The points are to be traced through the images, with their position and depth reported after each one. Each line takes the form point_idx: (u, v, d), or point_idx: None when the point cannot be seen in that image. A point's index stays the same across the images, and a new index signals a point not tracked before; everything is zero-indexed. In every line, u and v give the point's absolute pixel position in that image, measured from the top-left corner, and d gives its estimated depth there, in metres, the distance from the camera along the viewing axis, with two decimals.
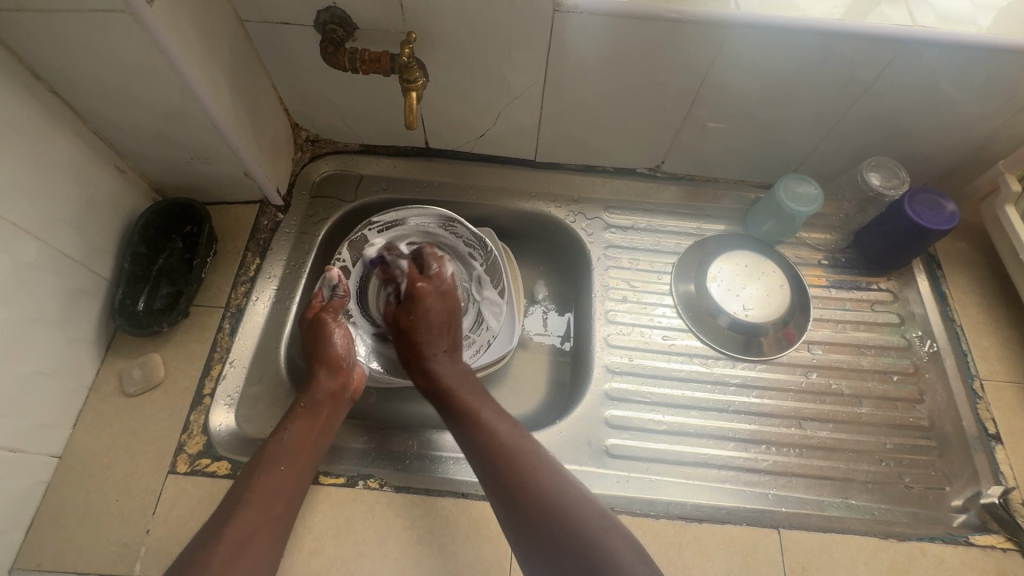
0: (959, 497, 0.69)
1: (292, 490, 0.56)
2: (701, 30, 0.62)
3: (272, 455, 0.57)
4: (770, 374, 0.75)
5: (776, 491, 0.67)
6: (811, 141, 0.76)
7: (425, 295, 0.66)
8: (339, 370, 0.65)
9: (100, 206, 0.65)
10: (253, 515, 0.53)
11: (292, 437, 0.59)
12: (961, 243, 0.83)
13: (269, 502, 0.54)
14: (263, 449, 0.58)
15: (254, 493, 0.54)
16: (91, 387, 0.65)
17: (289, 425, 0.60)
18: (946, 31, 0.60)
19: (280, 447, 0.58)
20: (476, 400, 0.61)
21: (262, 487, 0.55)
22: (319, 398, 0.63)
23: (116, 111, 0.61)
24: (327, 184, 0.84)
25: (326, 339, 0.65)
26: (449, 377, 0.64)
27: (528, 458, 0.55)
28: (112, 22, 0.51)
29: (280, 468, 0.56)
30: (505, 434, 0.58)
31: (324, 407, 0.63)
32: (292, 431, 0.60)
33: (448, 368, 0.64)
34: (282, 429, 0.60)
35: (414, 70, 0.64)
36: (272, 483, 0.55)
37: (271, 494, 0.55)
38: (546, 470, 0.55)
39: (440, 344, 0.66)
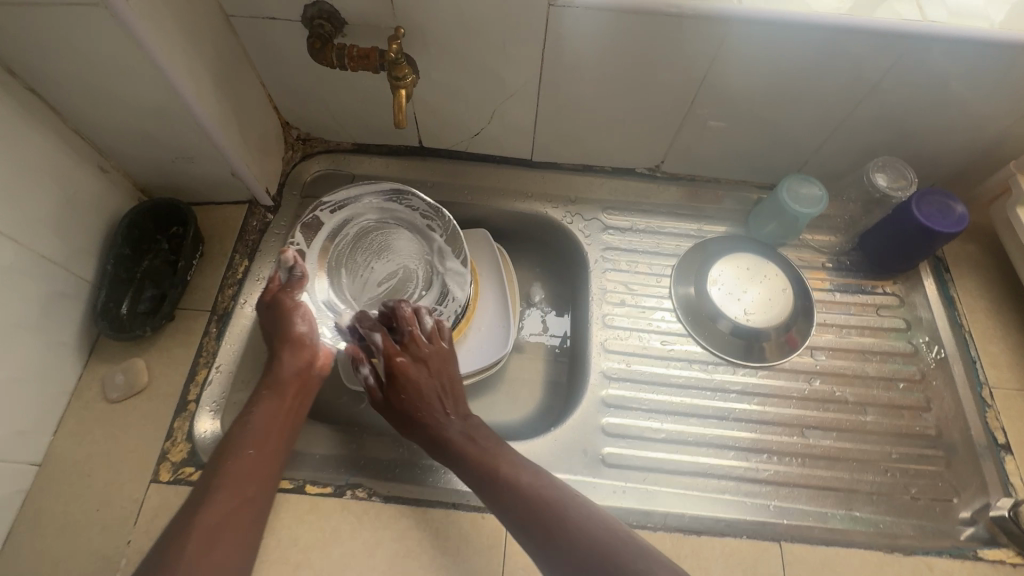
0: (967, 509, 0.66)
1: (264, 471, 0.56)
2: (701, 25, 0.59)
3: (239, 438, 0.57)
4: (771, 380, 0.73)
5: (778, 503, 0.65)
6: (816, 140, 0.74)
7: (409, 374, 0.63)
8: (302, 347, 0.64)
9: (82, 208, 0.63)
10: (227, 499, 0.53)
11: (260, 420, 0.59)
12: (969, 246, 0.81)
13: (242, 485, 0.54)
14: (229, 435, 0.58)
15: (224, 479, 0.54)
16: (73, 393, 0.64)
17: (255, 408, 0.60)
18: (957, 26, 0.58)
19: (247, 430, 0.58)
20: (492, 453, 0.59)
21: (232, 472, 0.55)
22: (283, 378, 0.63)
23: (96, 109, 0.59)
24: (319, 184, 0.82)
25: (287, 319, 0.65)
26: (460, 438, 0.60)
27: (559, 508, 0.53)
28: (87, 15, 0.49)
29: (251, 452, 0.56)
30: (531, 485, 0.55)
31: (290, 388, 0.62)
32: (258, 413, 0.59)
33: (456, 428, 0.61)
34: (248, 413, 0.60)
35: (403, 66, 0.61)
36: (243, 466, 0.55)
37: (243, 478, 0.55)
38: (579, 513, 0.53)
39: (445, 408, 0.62)
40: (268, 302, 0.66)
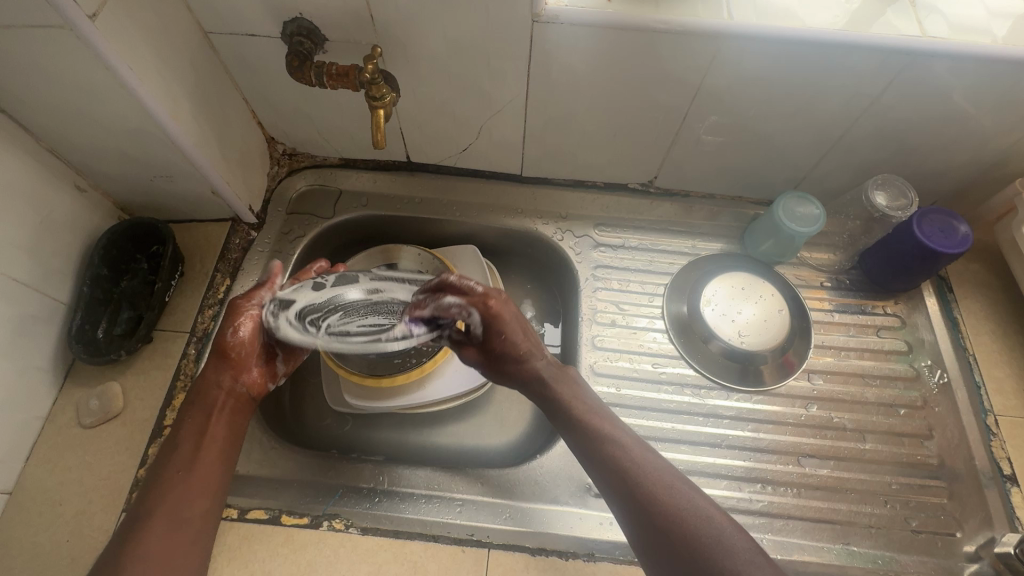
0: (971, 544, 0.64)
1: (196, 494, 0.51)
2: (691, 41, 0.57)
3: (166, 463, 0.52)
4: (767, 406, 0.71)
5: (772, 536, 0.63)
6: (813, 156, 0.72)
7: (502, 315, 0.59)
8: (227, 358, 0.58)
9: (58, 230, 0.62)
10: (159, 530, 0.48)
11: (185, 442, 0.53)
12: (973, 265, 0.79)
13: (173, 512, 0.49)
14: (155, 462, 0.52)
15: (153, 510, 0.49)
16: (47, 418, 0.63)
17: (181, 426, 0.55)
18: (959, 42, 0.55)
19: (174, 453, 0.53)
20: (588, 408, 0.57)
21: (160, 501, 0.49)
22: (209, 396, 0.57)
23: (71, 131, 0.58)
24: (305, 200, 0.80)
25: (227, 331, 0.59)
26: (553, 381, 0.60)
27: (661, 480, 0.49)
28: (55, 39, 0.48)
29: (177, 472, 0.51)
30: (633, 452, 0.52)
31: (217, 401, 0.57)
32: (186, 432, 0.54)
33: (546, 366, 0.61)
34: (174, 435, 0.54)
35: (380, 86, 0.60)
36: (172, 490, 0.50)
37: (171, 501, 0.49)
38: (682, 487, 0.48)
39: (531, 343, 0.62)
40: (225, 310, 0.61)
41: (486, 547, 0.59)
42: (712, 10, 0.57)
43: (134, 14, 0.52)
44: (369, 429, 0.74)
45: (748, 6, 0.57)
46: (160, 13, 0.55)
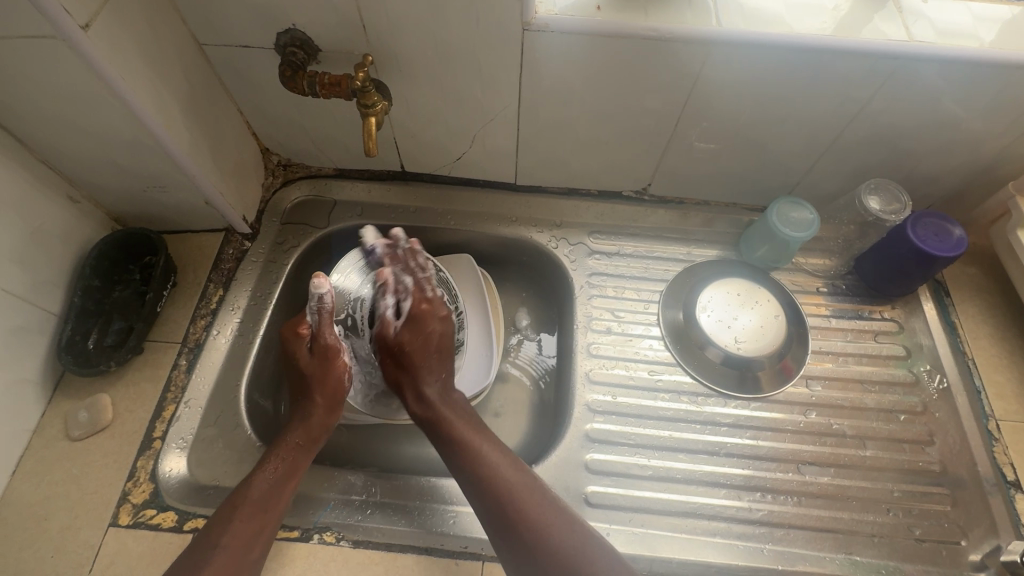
0: (976, 552, 0.63)
1: (271, 536, 0.54)
2: (681, 48, 0.58)
3: (257, 496, 0.55)
4: (765, 413, 0.70)
5: (773, 546, 0.62)
6: (805, 161, 0.72)
7: (432, 316, 0.63)
8: (335, 412, 0.63)
9: (49, 240, 0.62)
10: (226, 563, 0.51)
11: (279, 478, 0.57)
12: (970, 270, 0.78)
13: (247, 546, 0.52)
14: (245, 485, 0.55)
15: (231, 539, 0.52)
16: (35, 431, 0.62)
17: (274, 463, 0.58)
18: (947, 47, 0.56)
19: (267, 486, 0.56)
20: (473, 431, 0.59)
21: (241, 530, 0.52)
22: (315, 435, 0.61)
23: (64, 141, 0.58)
24: (300, 210, 0.80)
25: (333, 372, 0.62)
26: (445, 406, 0.61)
27: (534, 510, 0.53)
28: (49, 50, 0.48)
29: (261, 512, 0.54)
30: (509, 474, 0.55)
31: (314, 448, 0.61)
32: (283, 466, 0.58)
33: (442, 396, 0.62)
34: (270, 465, 0.57)
35: (371, 94, 0.60)
36: (250, 528, 0.53)
37: (249, 540, 0.52)
38: (516, 471, 0.56)
39: (439, 371, 0.63)
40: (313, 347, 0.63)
41: (481, 560, 0.59)
42: (701, 18, 0.57)
43: (126, 24, 0.52)
44: (364, 443, 0.72)
45: (736, 15, 0.58)
46: (152, 24, 0.55)
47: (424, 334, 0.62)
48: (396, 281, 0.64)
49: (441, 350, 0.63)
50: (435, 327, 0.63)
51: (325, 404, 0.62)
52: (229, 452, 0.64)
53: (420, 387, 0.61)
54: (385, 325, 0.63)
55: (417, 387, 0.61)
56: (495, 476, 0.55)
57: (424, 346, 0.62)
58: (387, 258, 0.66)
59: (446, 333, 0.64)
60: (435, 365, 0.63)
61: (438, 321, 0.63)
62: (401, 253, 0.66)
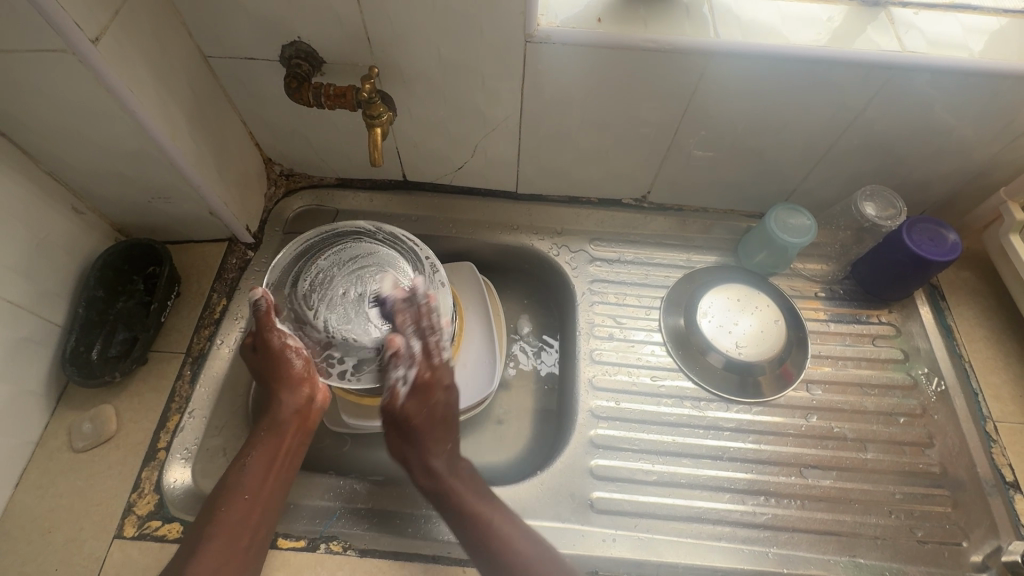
0: (978, 553, 0.63)
1: (259, 523, 0.55)
2: (679, 59, 0.59)
3: (236, 486, 0.56)
4: (767, 417, 0.71)
5: (777, 549, 0.63)
6: (802, 169, 0.73)
7: (440, 388, 0.61)
8: (301, 386, 0.62)
9: (54, 251, 0.62)
10: (217, 554, 0.52)
11: (257, 465, 0.58)
12: (964, 273, 0.80)
13: (237, 533, 0.54)
14: (227, 476, 0.57)
15: (218, 528, 0.54)
16: (39, 443, 0.62)
17: (250, 451, 0.58)
18: (939, 57, 0.57)
19: (245, 475, 0.57)
20: (475, 494, 0.58)
21: (227, 519, 0.54)
22: (284, 419, 0.61)
23: (71, 153, 0.59)
24: (302, 219, 0.81)
25: (281, 356, 0.62)
26: (457, 480, 0.59)
27: (538, 569, 0.54)
28: (59, 64, 0.49)
29: (243, 501, 0.55)
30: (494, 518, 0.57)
31: (290, 427, 0.61)
32: (257, 454, 0.58)
33: (451, 468, 0.60)
34: (246, 455, 0.58)
35: (377, 105, 0.61)
36: (232, 518, 0.54)
37: (235, 528, 0.54)
38: (500, 513, 0.57)
39: (445, 440, 0.61)
40: (254, 344, 0.62)
41: None
42: (699, 29, 0.59)
43: (135, 38, 0.53)
44: (368, 452, 0.72)
45: (734, 27, 0.59)
46: (160, 37, 0.56)
47: (430, 407, 0.60)
48: (405, 349, 0.60)
49: (447, 419, 0.61)
50: (441, 399, 0.61)
51: (285, 386, 0.62)
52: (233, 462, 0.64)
53: (427, 461, 0.60)
54: (393, 397, 0.59)
55: (420, 457, 0.60)
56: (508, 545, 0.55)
57: (431, 418, 0.60)
58: (399, 318, 0.61)
59: (452, 402, 0.62)
60: (442, 435, 0.61)
61: (442, 390, 0.61)
62: (412, 312, 0.61)
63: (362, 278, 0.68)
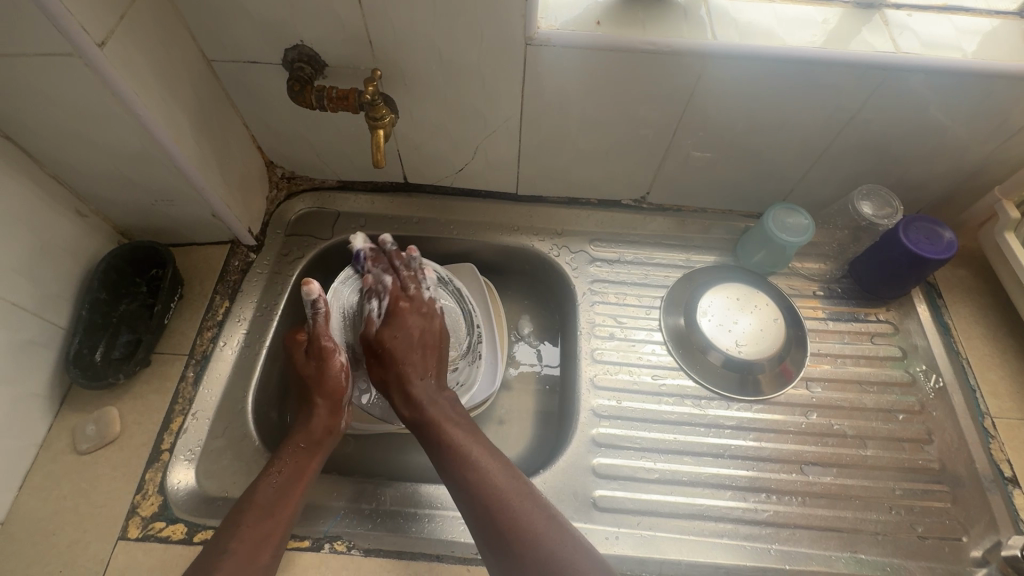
0: (977, 548, 0.64)
1: (281, 539, 0.54)
2: (678, 60, 0.60)
3: (265, 500, 0.55)
4: (767, 415, 0.71)
5: (779, 546, 0.63)
6: (799, 169, 0.74)
7: (410, 313, 0.64)
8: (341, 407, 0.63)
9: (58, 254, 0.62)
10: (237, 568, 0.51)
11: (285, 482, 0.57)
12: (960, 271, 0.81)
13: (256, 549, 0.52)
14: (252, 491, 0.56)
15: (240, 545, 0.52)
16: (42, 445, 0.62)
17: (280, 466, 0.58)
18: (933, 57, 0.58)
19: (273, 489, 0.56)
20: (453, 423, 0.60)
21: (249, 535, 0.53)
22: (317, 437, 0.61)
23: (76, 156, 0.59)
24: (304, 222, 0.81)
25: (332, 369, 0.62)
26: (435, 406, 0.61)
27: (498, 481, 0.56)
28: (65, 68, 0.49)
29: (269, 515, 0.54)
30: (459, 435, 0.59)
31: (322, 447, 0.61)
32: (288, 469, 0.58)
33: (432, 394, 0.62)
34: (275, 469, 0.58)
35: (380, 107, 0.62)
36: (257, 531, 0.53)
37: (258, 543, 0.53)
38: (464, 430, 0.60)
39: (421, 367, 0.62)
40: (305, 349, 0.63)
41: None
42: (696, 32, 0.60)
43: (139, 42, 0.53)
44: (371, 452, 0.72)
45: (731, 29, 0.60)
46: (164, 41, 0.56)
47: (402, 330, 0.63)
48: (375, 282, 0.66)
49: (424, 346, 0.63)
50: (416, 325, 0.64)
51: (326, 405, 0.63)
52: (237, 463, 0.64)
53: (403, 386, 0.62)
54: (368, 325, 0.64)
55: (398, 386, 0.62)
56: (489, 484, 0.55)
57: (406, 340, 0.63)
58: (370, 260, 0.67)
59: (428, 328, 0.64)
60: (421, 360, 0.63)
61: (415, 315, 0.64)
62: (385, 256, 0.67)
63: None
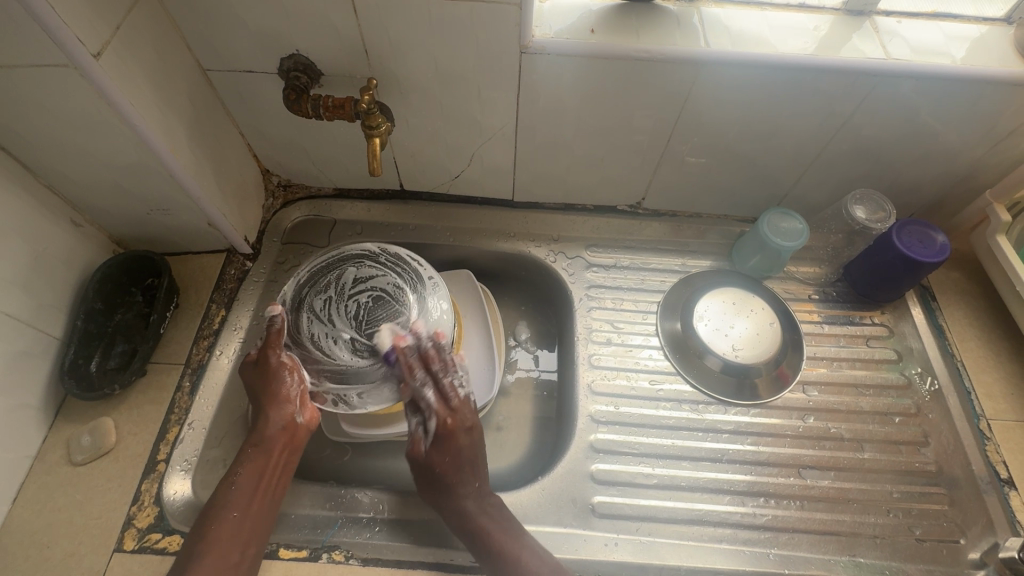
0: (976, 550, 0.64)
1: (252, 536, 0.55)
2: (672, 68, 0.60)
3: (229, 502, 0.56)
4: (764, 419, 0.71)
5: (778, 550, 0.63)
6: (793, 174, 0.74)
7: (457, 434, 0.61)
8: (290, 404, 0.62)
9: (53, 264, 0.62)
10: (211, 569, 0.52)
11: (247, 482, 0.58)
12: (953, 274, 0.81)
13: (228, 548, 0.54)
14: (217, 497, 0.57)
15: (208, 547, 0.54)
16: (37, 457, 0.62)
17: (240, 467, 0.58)
18: (922, 64, 0.59)
19: (236, 491, 0.57)
20: (503, 531, 0.57)
21: (216, 536, 0.54)
22: (272, 436, 0.60)
23: (71, 166, 0.59)
24: (300, 230, 0.81)
25: (278, 373, 0.62)
26: (486, 515, 0.59)
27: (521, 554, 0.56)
28: (60, 78, 0.49)
29: (235, 515, 0.56)
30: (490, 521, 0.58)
31: (278, 443, 0.60)
32: (248, 470, 0.58)
33: (480, 505, 0.59)
34: (236, 471, 0.58)
35: (376, 115, 0.62)
36: (225, 533, 0.54)
37: (228, 543, 0.54)
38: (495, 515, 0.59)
39: (475, 481, 0.60)
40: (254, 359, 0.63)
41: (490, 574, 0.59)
42: (689, 40, 0.60)
43: (135, 52, 0.53)
44: (368, 460, 0.71)
45: (723, 36, 0.61)
46: (159, 50, 0.56)
47: (455, 453, 0.60)
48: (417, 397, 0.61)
49: (472, 462, 0.61)
50: (464, 442, 0.61)
51: (274, 405, 0.61)
52: None
53: (455, 503, 0.59)
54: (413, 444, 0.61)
55: (455, 500, 0.59)
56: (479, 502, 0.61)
57: (455, 463, 0.60)
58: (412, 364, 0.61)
59: (476, 442, 0.62)
60: (471, 477, 0.60)
61: (465, 434, 0.61)
62: (417, 359, 0.61)
63: (356, 301, 0.65)
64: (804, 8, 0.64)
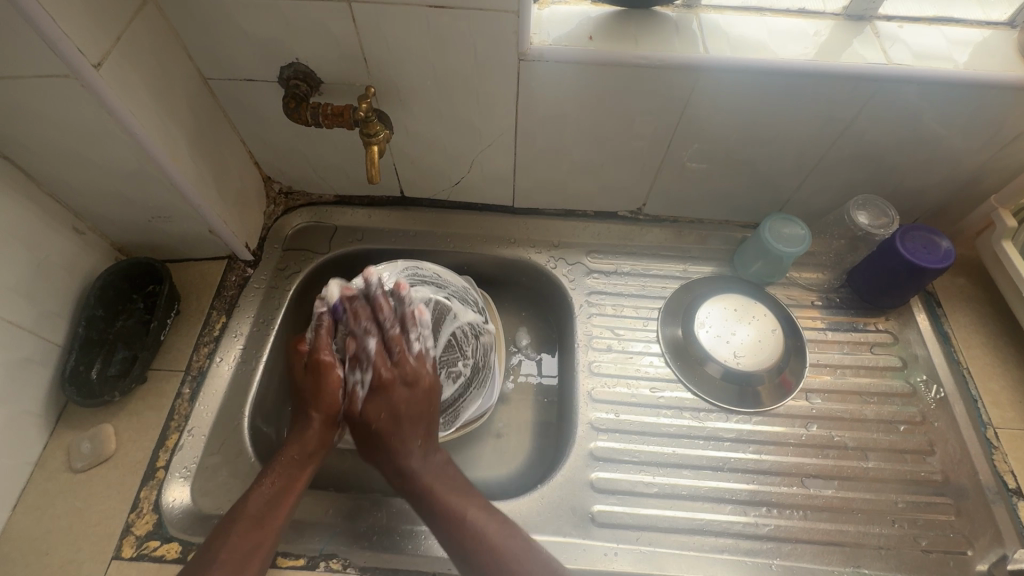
0: (983, 562, 0.63)
1: (267, 552, 0.54)
2: (669, 74, 0.60)
3: (254, 512, 0.54)
4: (767, 427, 0.70)
5: (780, 561, 0.62)
6: (795, 179, 0.74)
7: (393, 387, 0.57)
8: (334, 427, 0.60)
9: (55, 272, 0.63)
10: None
11: (276, 493, 0.56)
12: (959, 280, 0.80)
13: (243, 561, 0.52)
14: (241, 502, 0.55)
15: (228, 557, 0.52)
16: (37, 463, 0.62)
17: (270, 477, 0.57)
18: (925, 68, 0.58)
19: (262, 502, 0.55)
20: (454, 496, 0.57)
21: (237, 548, 0.52)
22: (312, 449, 0.59)
23: (73, 174, 0.60)
24: (301, 236, 0.81)
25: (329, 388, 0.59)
26: (427, 474, 0.58)
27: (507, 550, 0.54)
28: (61, 89, 0.50)
29: (260, 528, 0.54)
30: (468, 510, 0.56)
31: (313, 462, 0.59)
32: (279, 482, 0.57)
33: (425, 465, 0.58)
34: (267, 479, 0.57)
35: (374, 124, 0.62)
36: (243, 546, 0.53)
37: (245, 556, 0.52)
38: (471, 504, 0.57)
39: (413, 438, 0.58)
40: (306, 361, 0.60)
41: None
42: (688, 46, 0.60)
43: (135, 62, 0.54)
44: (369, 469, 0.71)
45: (723, 42, 0.61)
46: (160, 60, 0.57)
47: (388, 406, 0.57)
48: (358, 347, 0.58)
49: (413, 415, 0.58)
50: (401, 396, 0.57)
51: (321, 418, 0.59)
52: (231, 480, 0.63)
53: (398, 465, 0.58)
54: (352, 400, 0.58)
55: (398, 461, 0.58)
56: (477, 535, 0.54)
57: (391, 419, 0.57)
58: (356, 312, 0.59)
59: (417, 399, 0.58)
60: (411, 432, 0.58)
61: (403, 390, 0.57)
62: (367, 307, 0.59)
63: None
64: (805, 13, 0.64)
